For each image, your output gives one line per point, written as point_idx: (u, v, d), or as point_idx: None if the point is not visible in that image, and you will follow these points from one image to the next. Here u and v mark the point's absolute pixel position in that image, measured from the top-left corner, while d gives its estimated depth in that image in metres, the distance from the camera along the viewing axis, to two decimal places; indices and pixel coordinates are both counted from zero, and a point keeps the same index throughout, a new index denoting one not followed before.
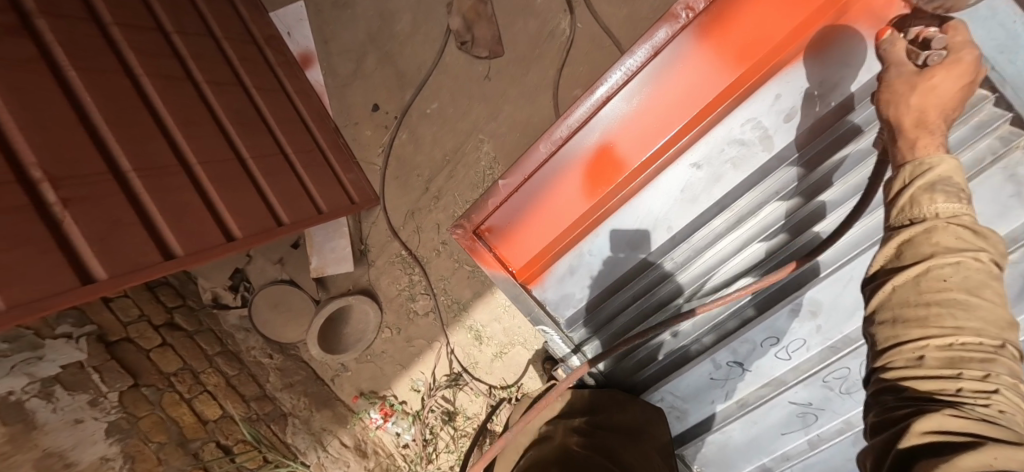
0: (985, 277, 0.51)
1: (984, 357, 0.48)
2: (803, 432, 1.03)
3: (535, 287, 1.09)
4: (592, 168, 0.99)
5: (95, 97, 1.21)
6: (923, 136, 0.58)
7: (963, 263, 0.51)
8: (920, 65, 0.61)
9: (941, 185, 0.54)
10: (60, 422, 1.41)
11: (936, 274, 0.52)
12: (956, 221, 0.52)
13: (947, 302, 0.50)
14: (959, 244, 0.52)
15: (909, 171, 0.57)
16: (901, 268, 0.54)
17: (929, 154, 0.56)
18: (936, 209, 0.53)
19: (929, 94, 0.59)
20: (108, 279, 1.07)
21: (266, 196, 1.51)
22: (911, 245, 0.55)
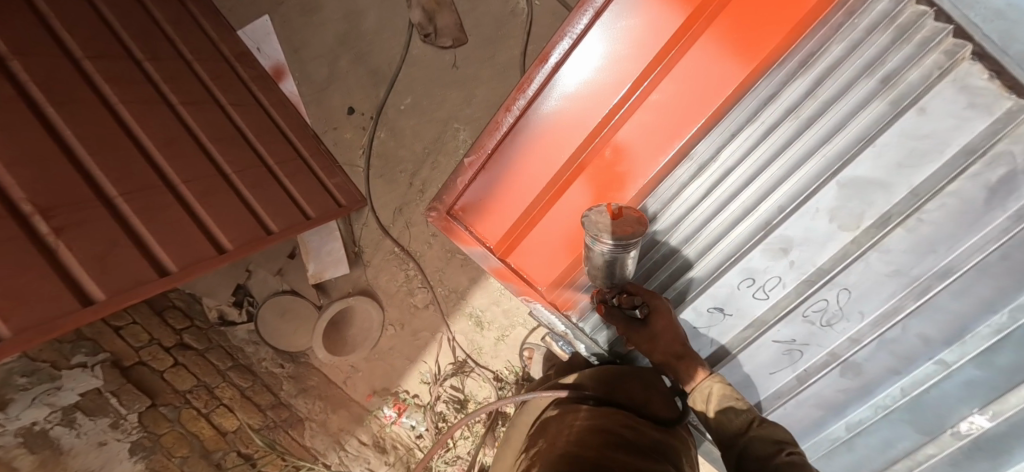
0: (761, 416, 0.88)
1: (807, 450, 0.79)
2: (791, 369, 1.06)
3: (513, 257, 1.14)
4: (553, 135, 1.04)
5: (76, 130, 1.25)
6: (689, 362, 0.97)
7: (754, 438, 0.84)
8: (642, 316, 0.99)
9: (724, 399, 0.91)
10: (86, 445, 1.48)
11: (753, 435, 0.85)
12: (739, 409, 0.89)
13: (769, 466, 0.79)
14: (743, 417, 0.89)
15: (700, 395, 0.95)
16: (733, 459, 0.86)
17: (697, 380, 0.96)
18: (721, 402, 0.91)
19: None
20: (106, 299, 1.11)
21: (254, 208, 1.56)
22: (727, 435, 0.89)
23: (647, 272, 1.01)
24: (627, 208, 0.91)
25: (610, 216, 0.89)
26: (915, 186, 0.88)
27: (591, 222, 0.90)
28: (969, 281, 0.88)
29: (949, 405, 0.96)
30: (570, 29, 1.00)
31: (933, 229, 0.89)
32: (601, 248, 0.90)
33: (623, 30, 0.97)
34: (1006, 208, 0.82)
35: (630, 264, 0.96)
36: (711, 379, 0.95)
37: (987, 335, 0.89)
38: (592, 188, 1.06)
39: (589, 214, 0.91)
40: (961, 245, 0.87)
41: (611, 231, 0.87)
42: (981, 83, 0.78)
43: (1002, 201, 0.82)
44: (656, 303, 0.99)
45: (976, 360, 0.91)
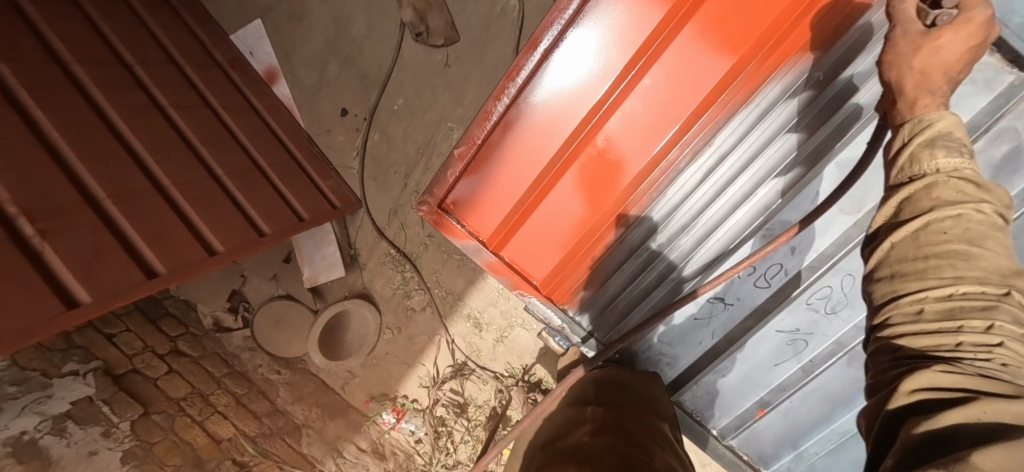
0: (989, 227, 0.56)
1: (985, 304, 0.53)
2: (795, 360, 1.01)
3: (506, 252, 1.09)
4: (543, 124, 0.99)
5: (65, 133, 1.24)
6: (923, 96, 0.63)
7: (963, 215, 0.56)
8: (927, 27, 0.63)
9: (942, 140, 0.59)
10: (76, 455, 1.43)
11: (937, 226, 0.57)
12: (957, 174, 0.57)
13: (947, 254, 0.56)
14: (960, 197, 0.57)
15: (910, 127, 0.62)
16: (898, 227, 0.60)
17: (930, 111, 0.61)
18: (936, 165, 0.58)
19: (932, 55, 0.61)
20: (92, 303, 1.09)
21: (245, 210, 1.53)
22: (914, 200, 0.60)
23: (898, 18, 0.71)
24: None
25: None
26: None
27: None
28: None
29: None
30: (560, 13, 0.93)
31: None
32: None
33: (616, 12, 0.90)
34: (1012, 186, 0.84)
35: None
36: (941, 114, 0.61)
37: None
38: (586, 181, 1.00)
39: None
40: None
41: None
42: (982, 58, 0.80)
43: (1008, 181, 0.84)
44: (966, 4, 0.60)
45: None
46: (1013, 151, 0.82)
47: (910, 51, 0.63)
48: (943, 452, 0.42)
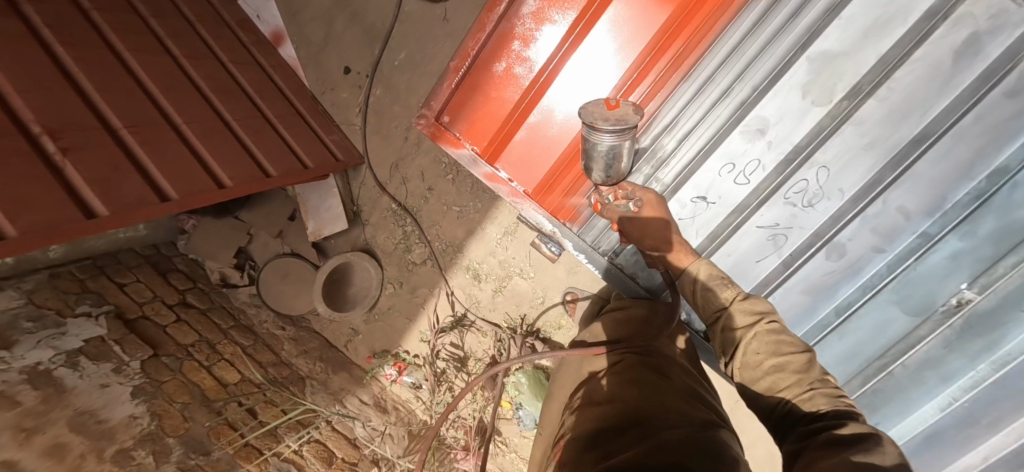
0: (777, 332, 0.81)
1: (811, 388, 0.74)
2: (777, 254, 1.07)
3: (500, 163, 1.15)
4: (532, 33, 1.06)
5: (84, 68, 1.32)
6: (678, 249, 0.96)
7: (757, 335, 0.81)
8: (633, 209, 0.99)
9: (713, 281, 0.90)
10: (89, 386, 1.48)
11: (751, 349, 0.81)
12: (739, 305, 0.85)
13: (773, 366, 0.78)
14: (751, 318, 0.83)
15: (691, 277, 0.92)
16: (735, 359, 0.83)
17: (692, 264, 0.94)
18: (724, 298, 0.86)
19: (645, 228, 0.98)
20: (109, 215, 1.16)
21: (252, 153, 1.60)
22: (726, 331, 0.86)
23: (624, 183, 1.02)
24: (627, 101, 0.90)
25: (607, 107, 0.87)
26: (884, 54, 0.93)
27: (588, 112, 0.88)
28: (950, 144, 0.93)
29: (935, 280, 1.01)
30: None
31: (909, 103, 0.94)
32: (597, 139, 0.90)
33: None
34: (973, 70, 0.89)
35: (605, 173, 0.99)
36: (699, 264, 0.93)
37: (968, 202, 0.95)
38: (574, 84, 1.08)
39: (587, 105, 0.89)
40: (938, 104, 0.92)
41: (616, 118, 0.86)
42: None
43: (970, 62, 0.89)
44: (642, 195, 1.00)
45: (959, 231, 0.97)
46: (972, 37, 0.88)
47: (635, 230, 0.99)
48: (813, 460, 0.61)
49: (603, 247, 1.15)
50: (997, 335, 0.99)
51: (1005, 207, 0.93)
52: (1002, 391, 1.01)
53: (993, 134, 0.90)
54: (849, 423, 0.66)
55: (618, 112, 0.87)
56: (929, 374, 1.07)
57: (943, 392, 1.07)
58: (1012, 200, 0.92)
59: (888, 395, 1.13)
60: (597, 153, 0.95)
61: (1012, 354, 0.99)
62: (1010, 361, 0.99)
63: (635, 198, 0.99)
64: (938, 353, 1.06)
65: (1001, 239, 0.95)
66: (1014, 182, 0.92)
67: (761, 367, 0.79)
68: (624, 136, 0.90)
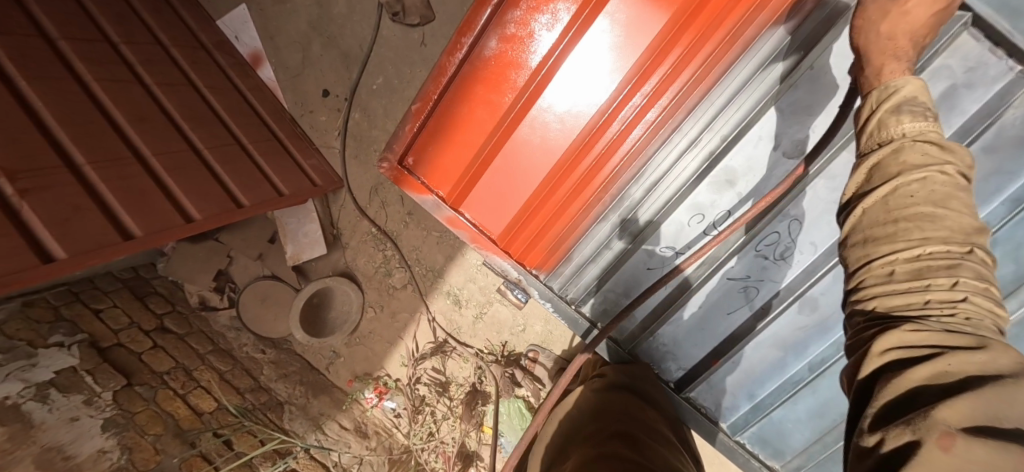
0: (952, 186, 0.56)
1: (950, 261, 0.54)
2: (747, 307, 1.04)
3: (465, 208, 1.12)
4: (493, 79, 1.02)
5: (47, 102, 1.29)
6: (889, 62, 0.67)
7: (929, 177, 0.56)
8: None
9: (908, 105, 0.61)
10: (57, 420, 1.44)
11: (903, 190, 0.57)
12: (926, 139, 0.58)
13: (916, 216, 0.56)
14: (926, 160, 0.58)
15: (878, 95, 0.65)
16: (870, 193, 0.60)
17: (895, 78, 0.64)
18: (903, 130, 0.60)
19: (897, 20, 0.66)
20: (67, 258, 1.14)
21: (224, 182, 1.58)
22: (881, 169, 0.61)
23: None
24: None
25: None
26: None
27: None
28: None
29: None
30: None
31: None
32: None
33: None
34: (949, 125, 0.86)
35: None
36: (906, 80, 0.63)
37: None
38: (537, 133, 1.03)
39: None
40: None
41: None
42: None
43: (945, 119, 0.86)
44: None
45: None
46: (949, 89, 0.84)
47: (878, 17, 0.67)
48: (913, 409, 0.45)
49: (566, 293, 1.16)
50: None
51: None
52: None
53: None
54: (985, 343, 0.47)
55: None
56: None
57: None
58: None
59: None
60: None
61: None
62: None
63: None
64: None
65: None
66: (991, 238, 0.90)
67: (895, 212, 0.57)
68: None
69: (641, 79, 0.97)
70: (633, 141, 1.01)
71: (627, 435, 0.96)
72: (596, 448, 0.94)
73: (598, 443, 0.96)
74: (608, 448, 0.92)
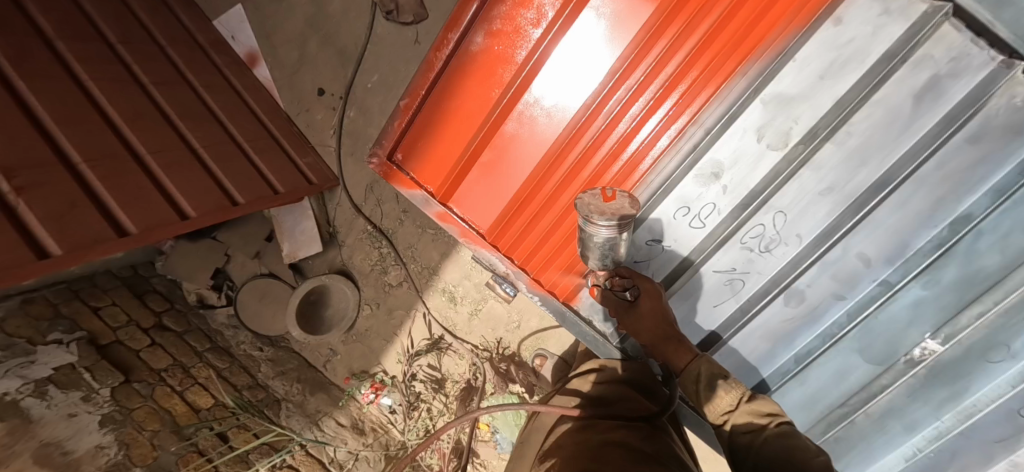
0: (780, 431, 0.82)
1: None
2: (734, 300, 1.05)
3: (454, 203, 1.13)
4: (480, 76, 1.03)
5: (44, 100, 1.31)
6: (676, 347, 0.96)
7: (765, 436, 0.83)
8: (629, 298, 1.00)
9: (721, 381, 0.90)
10: (56, 416, 1.46)
11: (758, 450, 0.82)
12: (745, 406, 0.88)
13: (773, 438, 0.81)
14: (747, 406, 0.87)
15: (694, 373, 0.93)
16: (743, 469, 0.84)
17: (693, 360, 0.94)
18: (726, 401, 0.89)
19: (651, 320, 0.98)
20: (63, 254, 1.16)
21: (219, 180, 1.59)
22: (735, 431, 0.88)
23: (624, 269, 1.02)
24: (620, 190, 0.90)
25: (601, 197, 0.89)
26: (840, 98, 0.89)
27: (582, 204, 0.88)
28: (907, 194, 0.91)
29: (897, 328, 0.98)
30: None
31: (869, 148, 0.90)
32: (593, 229, 0.89)
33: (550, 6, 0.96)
34: (935, 113, 0.85)
35: (606, 221, 0.87)
36: (698, 361, 0.93)
37: (929, 251, 0.92)
38: (526, 126, 1.04)
39: (580, 198, 0.88)
40: (894, 153, 0.89)
41: (609, 214, 0.86)
42: None
43: (932, 106, 0.84)
44: (635, 288, 1.00)
45: (922, 279, 0.94)
46: (931, 80, 0.83)
47: (641, 318, 0.99)
48: None
49: (555, 290, 1.13)
50: (961, 386, 0.96)
51: (966, 257, 0.90)
52: (967, 441, 0.98)
53: (953, 186, 0.87)
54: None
55: (613, 206, 0.87)
56: (893, 421, 1.03)
57: (908, 442, 1.03)
58: (973, 248, 0.89)
59: (852, 443, 1.08)
60: (591, 242, 0.94)
61: (977, 405, 0.95)
62: (975, 412, 0.95)
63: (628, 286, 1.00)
64: (901, 402, 1.02)
65: (967, 287, 0.92)
66: (976, 231, 0.88)
67: (763, 461, 0.81)
68: (616, 229, 0.88)
69: (627, 71, 0.97)
70: (620, 132, 1.01)
71: (634, 424, 1.01)
72: (601, 438, 0.98)
73: (601, 434, 0.99)
74: (614, 439, 0.96)
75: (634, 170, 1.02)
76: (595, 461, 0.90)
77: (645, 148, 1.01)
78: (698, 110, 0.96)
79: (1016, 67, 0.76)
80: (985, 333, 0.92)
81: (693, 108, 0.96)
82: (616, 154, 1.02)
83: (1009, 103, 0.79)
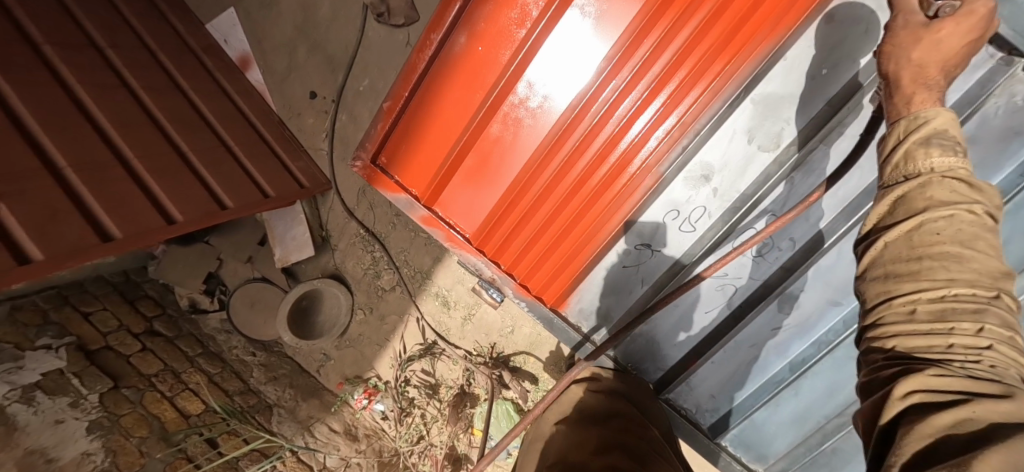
0: (979, 226, 0.53)
1: (975, 307, 0.51)
2: (725, 305, 1.02)
3: (439, 207, 1.11)
4: (463, 78, 1.01)
5: (30, 105, 1.30)
6: (920, 90, 0.61)
7: (956, 213, 0.53)
8: (931, 18, 0.61)
9: (938, 137, 0.56)
10: (42, 423, 1.45)
11: (930, 227, 0.54)
12: (953, 171, 0.54)
13: (941, 256, 0.53)
14: (954, 197, 0.54)
15: (905, 124, 0.59)
16: (889, 232, 0.57)
17: (924, 107, 0.58)
18: (931, 163, 0.55)
19: (933, 47, 0.59)
20: (45, 260, 1.14)
21: (209, 185, 1.58)
22: (905, 201, 0.57)
23: None
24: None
25: None
26: (831, 98, 0.85)
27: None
28: None
29: None
30: None
31: None
32: None
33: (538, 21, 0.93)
34: None
35: None
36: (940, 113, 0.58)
37: None
38: (510, 129, 1.02)
39: None
40: None
41: None
42: None
43: None
44: (966, 0, 0.59)
45: None
46: None
47: (910, 42, 0.61)
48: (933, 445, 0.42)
49: (542, 295, 1.11)
50: None
51: None
52: None
53: None
54: (1013, 394, 0.44)
55: None
56: None
57: None
58: None
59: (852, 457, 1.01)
60: None
61: None
62: None
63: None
64: None
65: None
66: None
67: (920, 251, 0.54)
68: None
69: (612, 72, 0.94)
70: (606, 134, 0.98)
71: (629, 446, 0.93)
72: (597, 459, 0.88)
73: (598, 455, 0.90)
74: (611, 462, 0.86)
75: (621, 171, 0.99)
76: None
77: (633, 150, 0.97)
78: (686, 110, 0.92)
79: (1016, 64, 0.74)
80: None
81: (680, 108, 0.93)
82: (602, 156, 0.99)
83: (1008, 103, 0.77)
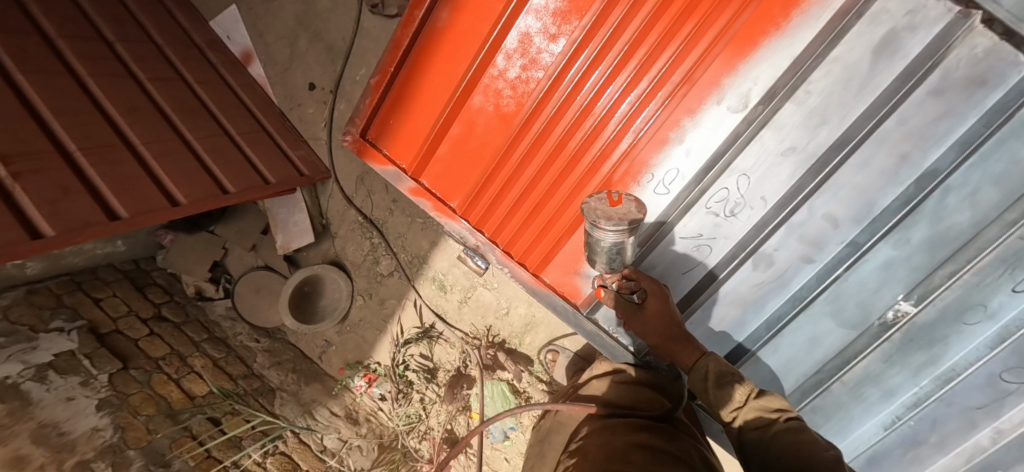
0: (793, 424, 0.83)
1: (816, 459, 0.77)
2: (702, 266, 1.06)
3: (425, 178, 1.18)
4: (445, 53, 1.06)
5: (42, 93, 1.38)
6: (680, 349, 0.99)
7: (774, 430, 0.85)
8: (638, 302, 1.02)
9: (725, 378, 0.93)
10: (54, 400, 1.51)
11: (770, 430, 0.85)
12: (752, 403, 0.90)
13: (791, 443, 0.81)
14: (765, 411, 0.88)
15: (702, 369, 0.95)
16: (756, 448, 0.86)
17: (697, 359, 0.97)
18: (736, 398, 0.91)
19: (651, 322, 1.01)
20: (57, 235, 1.21)
21: (211, 170, 1.65)
22: (745, 427, 0.90)
23: (625, 272, 1.05)
24: (626, 195, 0.92)
25: (609, 202, 0.91)
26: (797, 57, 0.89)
27: (590, 209, 0.89)
28: (869, 154, 0.90)
29: (867, 294, 0.97)
30: None
31: (829, 107, 0.89)
32: (602, 235, 0.91)
33: (512, 17, 1.00)
34: (893, 70, 0.84)
35: (607, 265, 1.01)
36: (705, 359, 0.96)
37: (898, 208, 0.91)
38: (490, 100, 1.07)
39: (587, 202, 0.89)
40: (854, 112, 0.88)
41: (618, 218, 0.87)
42: None
43: (888, 64, 0.84)
44: (647, 287, 1.02)
45: (891, 240, 0.93)
46: (890, 33, 0.83)
47: (643, 325, 1.01)
48: None
49: (525, 261, 1.18)
50: (939, 350, 0.94)
51: (934, 214, 0.89)
52: (948, 409, 0.95)
53: (916, 140, 0.86)
54: None
55: (620, 211, 0.88)
56: (870, 389, 1.01)
57: (886, 410, 1.01)
58: (941, 207, 0.88)
59: (831, 413, 1.06)
60: (600, 250, 0.97)
61: (956, 369, 0.93)
62: (954, 377, 0.93)
63: (639, 291, 1.03)
64: (877, 369, 0.99)
65: (938, 246, 0.90)
66: (944, 187, 0.87)
67: (773, 444, 0.83)
68: (625, 236, 0.91)
69: (585, 40, 0.98)
70: (581, 102, 1.03)
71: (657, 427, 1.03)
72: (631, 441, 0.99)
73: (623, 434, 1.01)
74: (638, 441, 0.98)
75: (596, 137, 1.04)
76: (616, 460, 0.94)
77: (607, 115, 1.02)
78: (657, 72, 0.97)
79: (973, 17, 0.76)
80: (960, 293, 0.89)
81: (650, 71, 0.97)
82: (578, 122, 1.05)
83: (969, 55, 0.79)
